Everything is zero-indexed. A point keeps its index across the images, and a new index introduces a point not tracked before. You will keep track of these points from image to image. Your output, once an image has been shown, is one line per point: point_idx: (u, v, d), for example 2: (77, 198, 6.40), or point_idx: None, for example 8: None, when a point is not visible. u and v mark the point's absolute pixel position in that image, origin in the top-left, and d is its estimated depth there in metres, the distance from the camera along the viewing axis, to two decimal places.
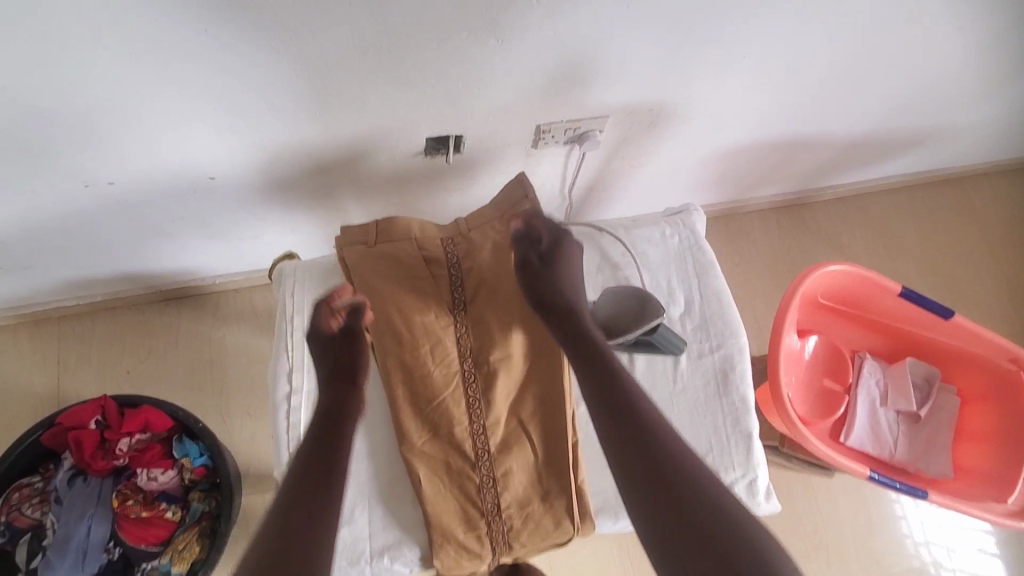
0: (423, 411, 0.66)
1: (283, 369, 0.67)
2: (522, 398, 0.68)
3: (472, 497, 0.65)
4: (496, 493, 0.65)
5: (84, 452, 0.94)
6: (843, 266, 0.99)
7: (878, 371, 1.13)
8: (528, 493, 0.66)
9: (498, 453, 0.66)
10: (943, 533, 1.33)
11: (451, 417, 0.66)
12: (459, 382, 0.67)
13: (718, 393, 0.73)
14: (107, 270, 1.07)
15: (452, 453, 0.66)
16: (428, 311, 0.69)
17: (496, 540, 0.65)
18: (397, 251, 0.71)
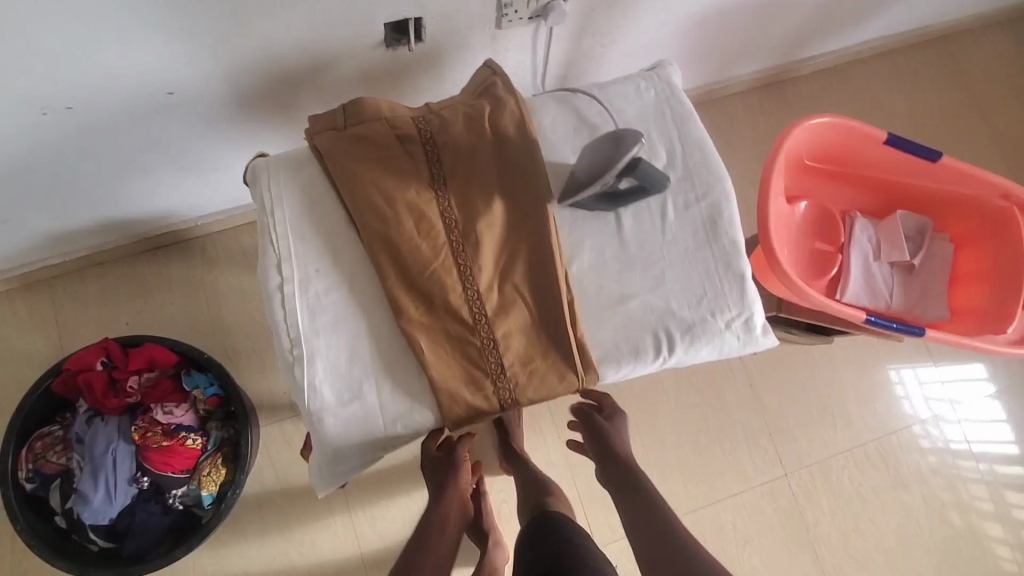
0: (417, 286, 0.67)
1: (271, 260, 0.67)
2: (512, 264, 0.69)
3: (476, 361, 0.67)
4: (498, 354, 0.67)
5: (95, 392, 0.96)
6: (825, 117, 0.97)
7: (870, 228, 1.13)
8: (528, 352, 0.68)
9: (495, 317, 0.67)
10: (944, 388, 1.37)
11: (445, 288, 0.66)
12: (448, 254, 0.67)
13: (707, 240, 0.73)
14: (86, 218, 1.06)
15: (452, 322, 0.67)
16: (409, 189, 0.68)
17: (503, 398, 0.67)
18: (371, 132, 0.69)
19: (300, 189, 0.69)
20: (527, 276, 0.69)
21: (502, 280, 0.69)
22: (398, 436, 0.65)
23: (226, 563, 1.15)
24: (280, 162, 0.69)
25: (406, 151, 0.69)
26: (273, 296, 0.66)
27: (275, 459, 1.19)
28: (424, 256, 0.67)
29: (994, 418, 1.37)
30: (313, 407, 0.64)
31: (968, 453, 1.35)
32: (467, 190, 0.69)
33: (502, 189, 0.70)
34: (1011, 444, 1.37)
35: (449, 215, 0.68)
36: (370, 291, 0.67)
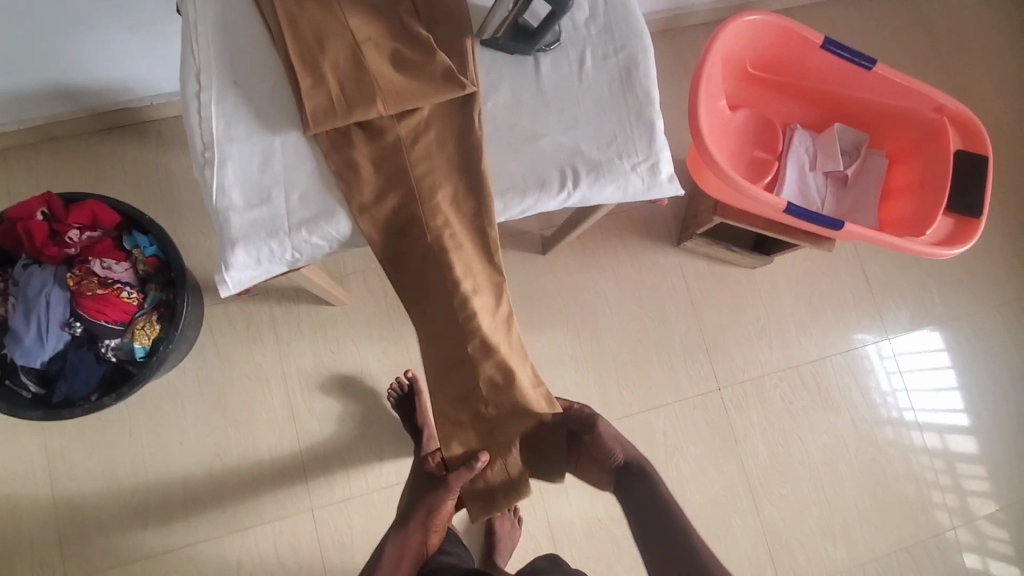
0: (328, 100, 0.68)
1: (191, 70, 0.69)
2: (424, 83, 0.69)
3: (388, 174, 0.70)
4: (407, 172, 0.70)
5: (34, 239, 0.98)
6: (760, 14, 1.00)
7: (808, 139, 1.16)
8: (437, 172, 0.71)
9: (408, 139, 0.70)
10: (898, 362, 1.40)
11: (353, 100, 0.68)
12: (358, 71, 0.69)
13: (622, 89, 0.76)
14: (39, 79, 1.07)
15: (363, 137, 0.70)
16: (323, 8, 0.70)
17: (432, 258, 0.73)
18: None
19: (220, 10, 0.71)
20: (441, 102, 0.71)
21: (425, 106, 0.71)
22: (302, 242, 0.68)
23: (165, 434, 1.18)
24: None
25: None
26: (191, 102, 0.69)
27: (221, 337, 1.22)
28: (333, 72, 0.69)
29: (944, 388, 1.41)
30: (221, 206, 0.67)
31: (917, 423, 1.38)
32: (392, 20, 0.72)
33: (418, 19, 0.72)
34: (960, 413, 1.41)
35: (363, 35, 0.70)
36: (285, 103, 0.70)
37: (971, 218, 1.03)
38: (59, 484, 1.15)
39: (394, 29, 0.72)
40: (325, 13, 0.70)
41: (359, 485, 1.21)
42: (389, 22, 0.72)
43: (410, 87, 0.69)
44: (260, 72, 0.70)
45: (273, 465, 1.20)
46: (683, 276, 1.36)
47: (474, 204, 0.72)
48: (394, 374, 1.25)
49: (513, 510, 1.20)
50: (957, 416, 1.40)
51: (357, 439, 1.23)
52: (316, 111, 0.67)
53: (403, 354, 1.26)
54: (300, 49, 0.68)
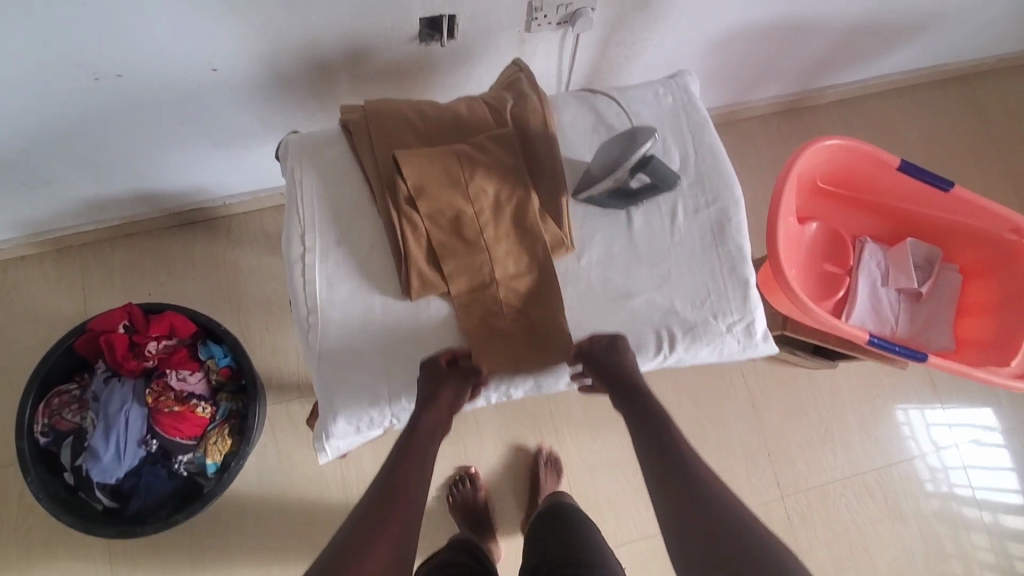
0: (429, 261, 0.69)
1: (296, 231, 0.71)
2: (528, 238, 0.70)
3: (480, 330, 0.70)
4: (499, 328, 0.70)
5: (114, 353, 0.99)
6: (838, 140, 0.99)
7: (880, 253, 1.14)
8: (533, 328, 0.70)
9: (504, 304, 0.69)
10: (951, 432, 1.36)
11: (455, 259, 0.69)
12: (463, 224, 0.69)
13: (715, 244, 0.75)
14: (121, 187, 1.10)
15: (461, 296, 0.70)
16: (434, 153, 0.69)
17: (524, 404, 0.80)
18: (393, 121, 0.73)
19: (323, 169, 0.72)
20: (537, 266, 0.70)
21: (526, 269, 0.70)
22: (401, 409, 0.68)
23: (223, 536, 1.17)
24: (315, 149, 0.73)
25: (426, 133, 0.73)
26: (296, 263, 0.70)
27: (280, 437, 1.21)
28: (437, 226, 0.69)
29: (999, 464, 1.35)
30: (323, 372, 0.67)
31: (969, 498, 1.32)
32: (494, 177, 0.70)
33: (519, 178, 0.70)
34: (1015, 492, 1.34)
35: (473, 181, 0.69)
36: (384, 265, 0.70)
37: None
38: None
39: (502, 168, 0.70)
40: (437, 158, 0.68)
41: None
42: (499, 160, 0.70)
43: (513, 243, 0.70)
44: (362, 235, 0.71)
45: None
46: (744, 376, 1.34)
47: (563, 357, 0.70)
48: (450, 476, 1.23)
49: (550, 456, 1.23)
50: (1012, 494, 1.34)
51: None
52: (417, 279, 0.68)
53: (460, 456, 1.24)
54: (405, 202, 0.68)
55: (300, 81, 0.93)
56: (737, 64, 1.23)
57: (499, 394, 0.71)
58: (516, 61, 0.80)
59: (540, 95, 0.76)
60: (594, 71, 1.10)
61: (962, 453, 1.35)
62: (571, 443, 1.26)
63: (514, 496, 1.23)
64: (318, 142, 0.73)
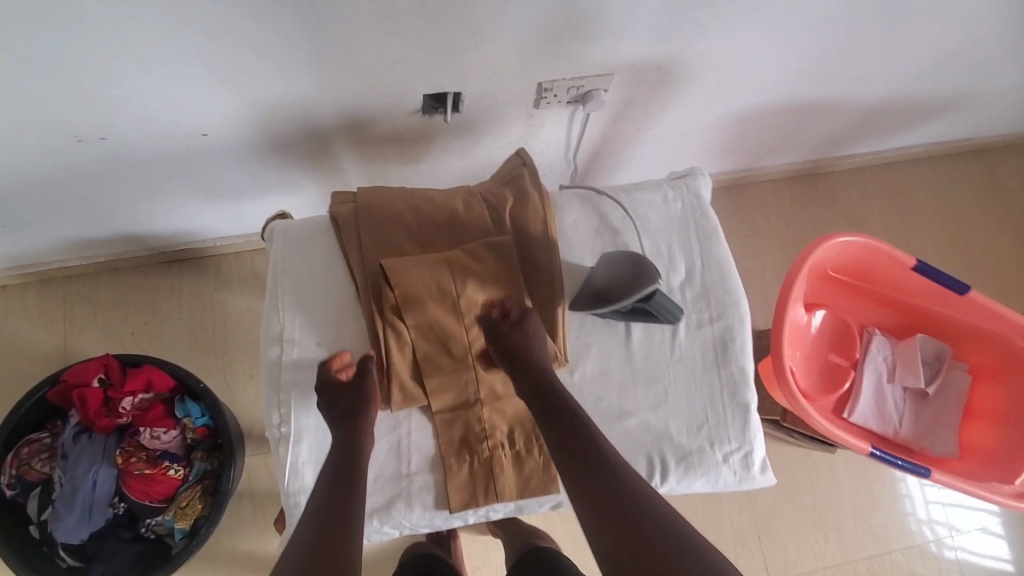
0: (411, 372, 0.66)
1: (275, 330, 0.67)
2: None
3: (459, 445, 0.67)
4: (477, 445, 0.67)
5: (88, 409, 0.96)
6: (853, 236, 0.96)
7: (887, 347, 1.10)
8: (515, 444, 0.68)
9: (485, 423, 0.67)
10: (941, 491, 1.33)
11: (437, 371, 0.66)
12: (448, 336, 0.66)
13: (716, 363, 0.72)
14: (107, 230, 1.07)
15: (443, 409, 0.67)
16: (424, 260, 0.66)
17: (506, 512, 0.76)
18: (385, 218, 0.69)
19: (309, 265, 0.69)
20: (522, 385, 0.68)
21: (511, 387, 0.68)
22: (373, 529, 0.65)
23: None
24: (302, 241, 0.70)
25: (419, 232, 0.70)
26: (272, 364, 0.67)
27: (257, 490, 1.18)
28: (421, 336, 0.66)
29: (987, 530, 1.32)
30: (292, 487, 0.64)
31: (952, 558, 1.29)
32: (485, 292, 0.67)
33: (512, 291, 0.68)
34: (1001, 560, 1.31)
35: (464, 292, 0.66)
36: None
37: None
38: None
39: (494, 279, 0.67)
40: (427, 266, 0.66)
41: None
42: (493, 270, 0.67)
43: (499, 357, 0.68)
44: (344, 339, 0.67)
45: None
46: None
47: (541, 476, 0.67)
48: None
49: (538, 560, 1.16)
50: (997, 562, 1.31)
51: None
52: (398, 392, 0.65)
53: None
54: (391, 310, 0.65)
55: (295, 145, 0.89)
56: (752, 137, 1.19)
57: (477, 515, 0.68)
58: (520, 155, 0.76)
59: (542, 194, 0.72)
60: (604, 140, 1.07)
61: (949, 514, 1.32)
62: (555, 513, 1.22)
63: (493, 566, 1.19)
64: (305, 232, 0.70)
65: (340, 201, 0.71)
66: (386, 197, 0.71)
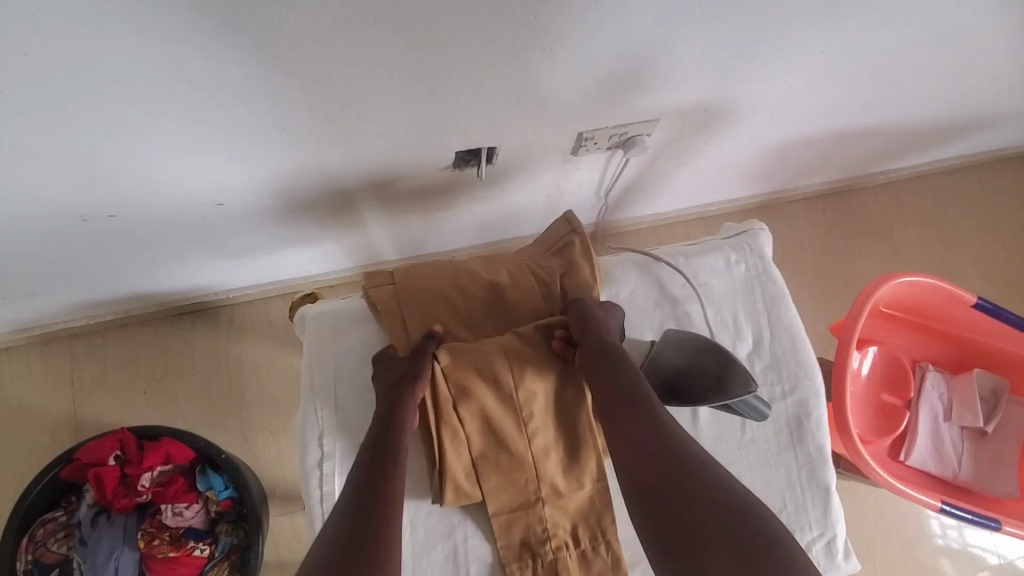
0: (468, 476, 0.62)
1: (314, 433, 0.62)
2: (576, 445, 0.64)
3: (519, 549, 0.63)
4: (539, 548, 0.63)
5: (104, 489, 0.90)
6: (915, 276, 0.90)
7: (941, 383, 1.05)
8: (579, 542, 0.64)
9: (548, 525, 0.63)
10: None
11: (495, 471, 0.62)
12: (506, 435, 0.62)
13: (791, 441, 0.66)
14: (115, 291, 1.00)
15: (501, 511, 0.63)
16: (476, 350, 0.62)
17: None
18: (428, 301, 0.65)
19: (344, 359, 0.64)
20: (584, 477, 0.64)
21: (573, 481, 0.64)
22: None
23: None
24: (339, 331, 0.64)
25: (466, 315, 0.65)
26: (312, 470, 0.62)
27: (283, 553, 1.12)
28: (477, 434, 0.62)
29: None
30: None
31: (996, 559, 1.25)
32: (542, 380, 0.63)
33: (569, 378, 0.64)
34: None
35: (522, 386, 0.62)
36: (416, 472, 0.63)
37: None
38: None
39: (553, 370, 0.63)
40: (480, 357, 0.62)
41: None
42: (553, 360, 0.63)
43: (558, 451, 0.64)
44: None
45: None
46: None
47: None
48: None
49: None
50: None
51: None
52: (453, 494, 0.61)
53: None
54: (446, 411, 0.60)
55: (317, 204, 0.83)
56: (790, 164, 1.13)
57: None
58: (566, 217, 0.70)
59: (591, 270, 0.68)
60: (638, 176, 1.01)
61: None
62: None
63: None
64: (339, 318, 0.65)
65: (376, 280, 0.66)
66: (425, 274, 0.66)
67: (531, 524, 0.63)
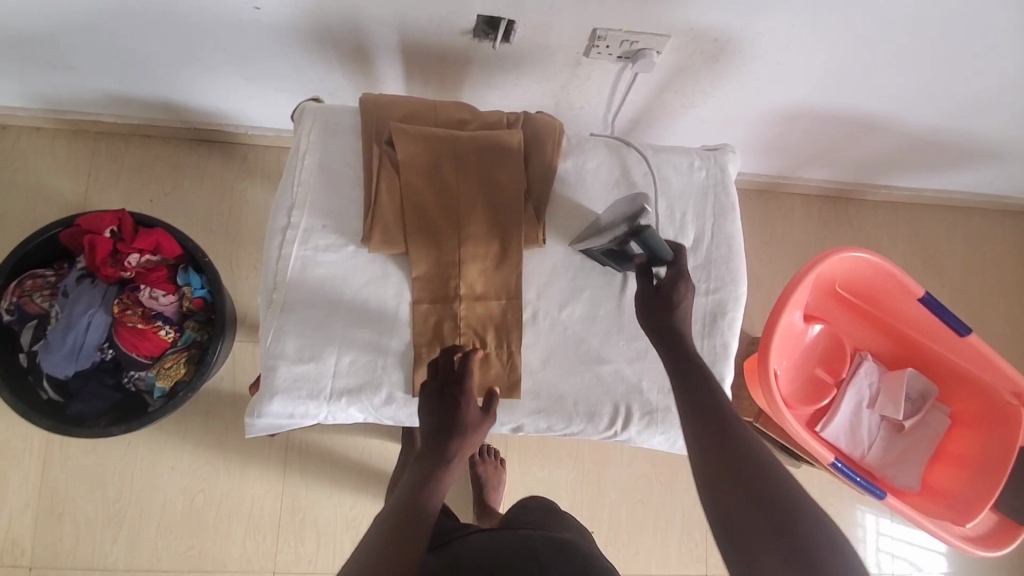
0: (396, 230, 0.69)
1: (285, 204, 0.69)
2: (498, 229, 0.70)
3: (427, 308, 0.69)
4: (444, 312, 0.69)
5: (95, 256, 0.99)
6: (869, 255, 0.95)
7: (875, 374, 1.10)
8: (480, 316, 0.70)
9: (455, 290, 0.69)
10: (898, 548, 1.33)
11: (421, 233, 0.69)
12: (437, 202, 0.69)
13: (702, 332, 0.73)
14: (147, 91, 1.08)
15: (418, 269, 0.69)
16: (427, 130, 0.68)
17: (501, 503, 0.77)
18: (404, 101, 0.73)
19: (326, 153, 0.71)
20: (496, 258, 0.70)
21: (486, 263, 0.70)
22: (340, 409, 0.67)
23: (157, 455, 1.16)
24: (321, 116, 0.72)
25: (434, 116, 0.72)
26: (277, 237, 0.69)
27: (237, 377, 1.19)
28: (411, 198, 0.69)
29: None
30: (272, 352, 0.67)
31: None
32: (479, 169, 0.69)
33: (506, 177, 0.70)
34: None
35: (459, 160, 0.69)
36: (356, 242, 0.70)
37: (1013, 524, 0.97)
38: (46, 475, 1.14)
39: (490, 155, 0.70)
40: (428, 136, 0.69)
41: (324, 562, 1.16)
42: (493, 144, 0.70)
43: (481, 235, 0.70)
44: (340, 209, 0.70)
45: (249, 516, 1.16)
46: None
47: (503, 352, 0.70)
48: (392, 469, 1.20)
49: (496, 455, 1.14)
50: None
51: (334, 516, 1.18)
52: (377, 238, 0.68)
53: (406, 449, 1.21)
54: (388, 167, 0.68)
55: (344, 41, 0.90)
56: (792, 140, 1.18)
57: None
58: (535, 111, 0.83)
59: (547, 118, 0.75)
60: (646, 108, 1.06)
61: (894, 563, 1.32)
62: (517, 465, 1.18)
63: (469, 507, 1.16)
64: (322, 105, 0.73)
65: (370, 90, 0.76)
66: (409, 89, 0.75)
67: (442, 291, 0.69)
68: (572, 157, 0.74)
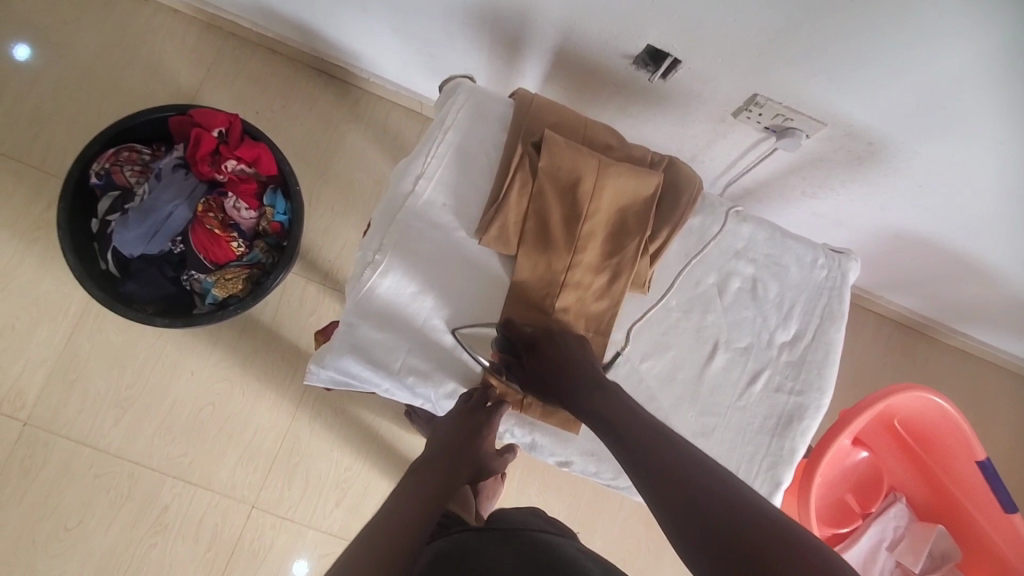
0: (513, 232, 0.67)
1: (415, 171, 0.69)
2: (610, 263, 0.68)
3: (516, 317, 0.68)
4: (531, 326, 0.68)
5: (198, 151, 0.99)
6: (947, 404, 0.91)
7: (904, 518, 1.07)
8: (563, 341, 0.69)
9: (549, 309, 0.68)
10: None
11: (536, 243, 0.67)
12: (561, 218, 0.67)
13: (773, 430, 0.71)
14: (293, 11, 1.09)
15: (520, 276, 0.68)
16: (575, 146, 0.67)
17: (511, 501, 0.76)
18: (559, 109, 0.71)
19: (469, 135, 0.70)
20: (598, 291, 0.69)
21: (587, 292, 0.69)
22: (402, 386, 0.67)
23: (183, 356, 1.17)
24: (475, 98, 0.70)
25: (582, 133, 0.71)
26: (397, 200, 0.68)
27: (282, 307, 1.20)
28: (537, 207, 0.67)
29: None
30: (356, 310, 0.66)
31: None
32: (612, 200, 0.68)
33: (634, 216, 0.68)
34: None
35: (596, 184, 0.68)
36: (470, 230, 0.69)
37: None
38: (73, 340, 1.15)
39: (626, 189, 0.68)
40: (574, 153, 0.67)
41: (303, 511, 1.16)
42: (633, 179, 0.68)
43: (591, 263, 0.68)
44: (466, 193, 0.69)
45: (249, 443, 1.16)
46: None
47: None
48: (397, 444, 1.19)
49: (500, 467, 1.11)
50: None
51: (328, 470, 1.18)
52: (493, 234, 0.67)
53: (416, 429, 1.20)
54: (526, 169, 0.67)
55: (505, 27, 0.89)
56: (893, 260, 1.14)
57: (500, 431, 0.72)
58: None
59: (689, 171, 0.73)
60: (764, 182, 1.04)
61: None
62: (517, 482, 1.16)
63: None
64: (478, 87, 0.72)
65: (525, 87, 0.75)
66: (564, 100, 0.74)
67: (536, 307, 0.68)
68: (700, 215, 0.72)
